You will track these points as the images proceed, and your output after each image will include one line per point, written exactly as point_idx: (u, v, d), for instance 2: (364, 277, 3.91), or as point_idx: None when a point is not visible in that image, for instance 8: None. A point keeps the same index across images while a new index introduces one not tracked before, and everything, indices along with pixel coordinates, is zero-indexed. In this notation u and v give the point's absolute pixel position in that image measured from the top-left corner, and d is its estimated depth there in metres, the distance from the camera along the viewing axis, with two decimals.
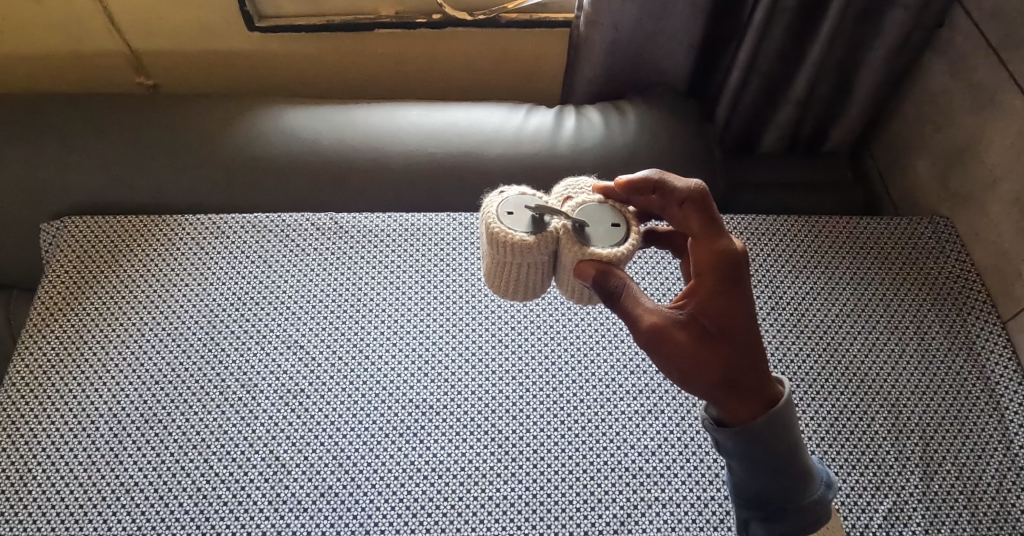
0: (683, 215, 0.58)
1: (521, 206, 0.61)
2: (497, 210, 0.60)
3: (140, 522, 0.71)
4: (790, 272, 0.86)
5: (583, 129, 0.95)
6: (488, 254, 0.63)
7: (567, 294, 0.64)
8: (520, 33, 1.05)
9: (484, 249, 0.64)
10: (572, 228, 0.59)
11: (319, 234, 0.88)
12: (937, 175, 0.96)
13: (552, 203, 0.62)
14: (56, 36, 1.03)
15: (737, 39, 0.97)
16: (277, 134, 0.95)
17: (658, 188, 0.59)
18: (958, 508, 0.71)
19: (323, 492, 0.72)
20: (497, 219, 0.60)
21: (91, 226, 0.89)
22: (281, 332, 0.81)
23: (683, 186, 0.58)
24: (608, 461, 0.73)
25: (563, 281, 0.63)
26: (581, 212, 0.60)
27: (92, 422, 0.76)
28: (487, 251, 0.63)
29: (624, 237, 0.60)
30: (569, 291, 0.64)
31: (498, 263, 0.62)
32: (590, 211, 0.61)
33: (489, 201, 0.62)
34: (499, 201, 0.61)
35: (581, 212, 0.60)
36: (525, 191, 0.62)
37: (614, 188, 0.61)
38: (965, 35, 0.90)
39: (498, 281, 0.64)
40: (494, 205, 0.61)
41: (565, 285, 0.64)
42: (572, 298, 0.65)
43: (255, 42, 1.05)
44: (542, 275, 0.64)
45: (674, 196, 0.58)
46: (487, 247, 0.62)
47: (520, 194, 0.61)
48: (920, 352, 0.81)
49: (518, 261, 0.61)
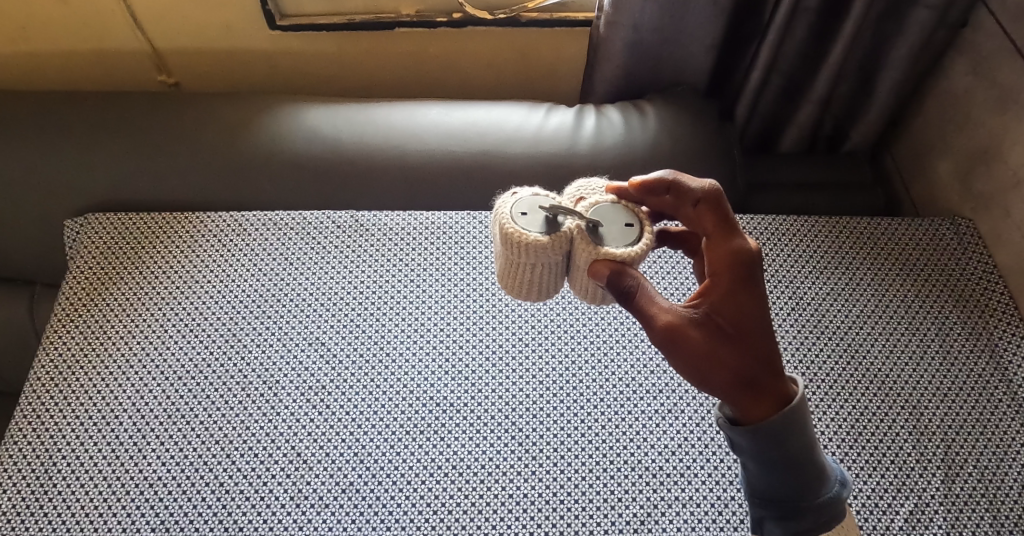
0: (697, 215, 0.59)
1: (535, 206, 0.60)
2: (510, 210, 0.60)
3: (164, 515, 0.71)
4: (809, 272, 0.86)
5: (602, 129, 0.95)
6: (502, 253, 0.63)
7: (580, 293, 0.64)
8: (539, 32, 1.05)
9: (497, 249, 0.64)
10: (586, 228, 0.59)
11: (340, 232, 0.89)
12: (960, 175, 0.95)
13: (565, 203, 0.62)
14: (80, 35, 1.04)
15: (758, 39, 0.96)
16: (298, 131, 0.95)
17: (672, 188, 0.60)
18: (979, 511, 0.71)
19: (344, 488, 0.72)
20: (511, 220, 0.60)
21: (115, 222, 0.90)
22: (302, 329, 0.82)
23: (697, 186, 0.59)
24: (628, 460, 0.73)
25: (577, 282, 0.63)
26: (595, 211, 0.60)
27: (117, 417, 0.77)
28: (500, 251, 0.63)
29: (638, 237, 0.60)
30: (584, 292, 0.64)
31: (511, 262, 0.62)
32: (604, 211, 0.60)
33: (502, 201, 0.62)
34: (512, 202, 0.61)
35: (595, 211, 0.60)
36: (538, 192, 0.62)
37: (627, 189, 0.61)
38: (988, 34, 0.89)
39: (511, 280, 0.64)
40: (507, 206, 0.61)
41: (579, 285, 0.63)
42: (585, 298, 0.64)
43: (277, 42, 1.06)
44: (555, 275, 0.63)
45: (687, 197, 0.59)
46: (500, 247, 0.62)
47: (533, 195, 0.61)
48: (941, 353, 0.80)
49: (531, 260, 0.60)
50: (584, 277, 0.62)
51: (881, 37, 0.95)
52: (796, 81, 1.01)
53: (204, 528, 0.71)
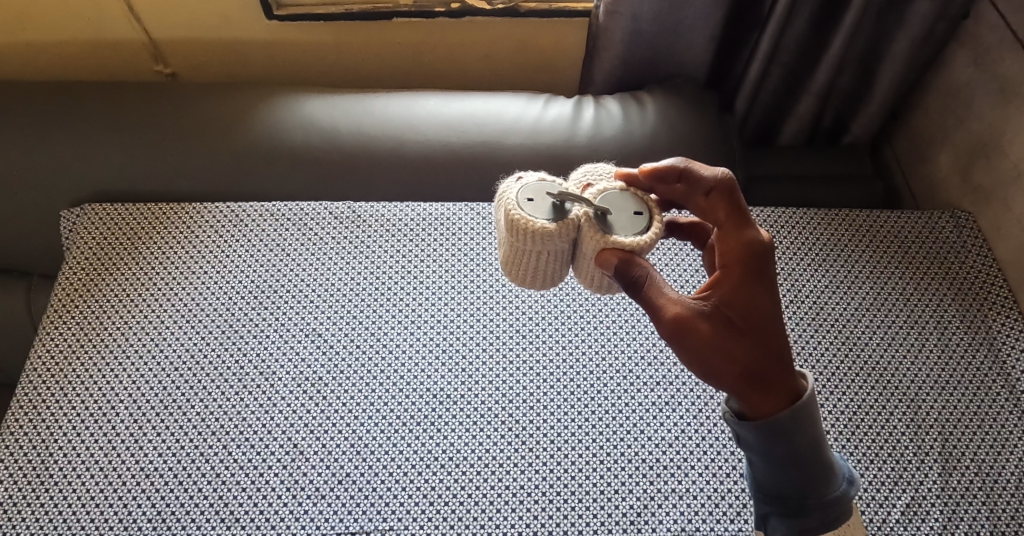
0: (708, 205, 0.59)
1: (542, 192, 0.60)
2: (516, 195, 0.60)
3: (160, 506, 0.71)
4: (810, 265, 0.86)
5: (600, 120, 0.95)
6: (507, 240, 0.62)
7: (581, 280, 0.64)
8: (539, 22, 1.05)
9: (501, 236, 0.64)
10: (594, 215, 0.59)
11: (337, 222, 0.88)
12: (960, 168, 0.95)
13: (572, 190, 0.62)
14: (76, 24, 1.03)
15: (758, 30, 0.96)
16: (296, 121, 0.95)
17: (683, 176, 0.59)
18: (976, 504, 0.71)
19: (341, 479, 0.72)
20: (517, 206, 0.59)
21: (112, 213, 0.90)
22: (298, 320, 0.81)
23: (708, 174, 0.59)
24: (625, 452, 0.73)
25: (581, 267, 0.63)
26: (604, 199, 0.60)
27: (113, 408, 0.77)
28: (505, 238, 0.63)
29: (647, 225, 0.59)
30: (586, 279, 0.63)
31: (516, 250, 0.62)
32: (612, 198, 0.60)
33: (508, 187, 0.62)
34: (519, 187, 0.61)
35: (603, 199, 0.60)
36: (545, 177, 0.62)
37: (638, 175, 0.61)
38: (990, 25, 0.89)
39: (514, 265, 0.64)
40: (514, 192, 0.61)
41: (583, 271, 0.63)
42: (591, 287, 0.64)
43: (274, 32, 1.05)
44: (559, 263, 0.63)
45: (699, 185, 0.59)
46: (505, 233, 0.62)
47: (539, 180, 0.61)
48: (940, 346, 0.80)
49: (535, 247, 0.60)
50: (586, 264, 0.62)
51: (882, 29, 0.94)
52: (796, 73, 1.00)
53: (200, 519, 0.71)
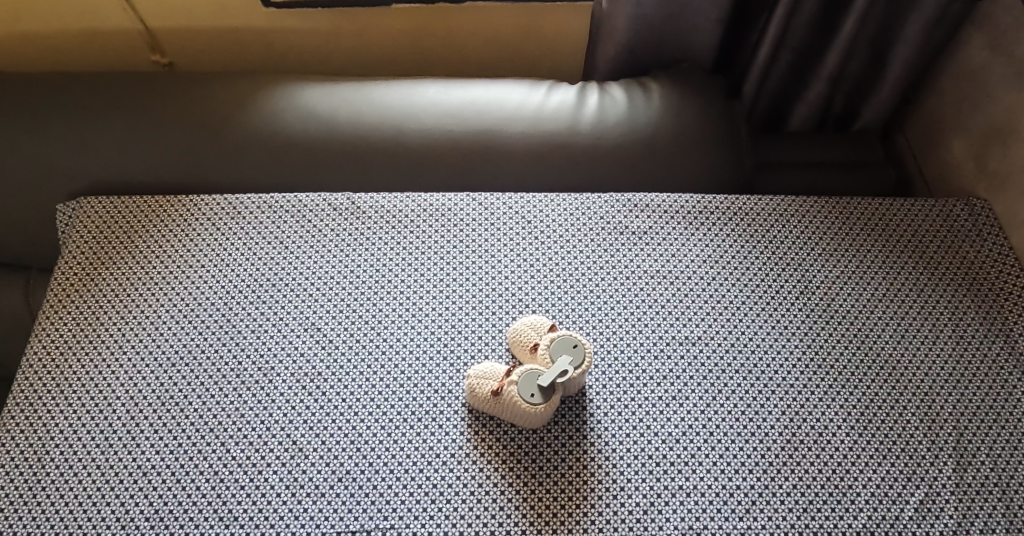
0: None
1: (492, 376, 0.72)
2: (480, 380, 0.72)
3: (158, 505, 0.70)
4: (820, 256, 0.84)
5: (605, 107, 0.93)
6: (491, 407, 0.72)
7: (547, 389, 0.70)
8: (542, 8, 1.03)
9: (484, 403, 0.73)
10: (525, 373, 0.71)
11: (336, 214, 0.87)
12: (975, 153, 0.93)
13: (506, 370, 0.73)
14: (69, 13, 1.02)
15: (766, 14, 0.93)
16: (293, 111, 0.93)
17: None
18: (992, 501, 0.69)
19: (340, 477, 0.71)
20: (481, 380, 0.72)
21: (107, 207, 0.88)
22: (297, 314, 0.80)
23: None
24: (631, 449, 0.72)
25: (546, 365, 0.72)
26: (526, 376, 0.71)
27: (108, 404, 0.75)
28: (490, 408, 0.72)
29: (576, 358, 0.72)
30: (549, 396, 0.70)
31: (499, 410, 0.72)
32: (532, 369, 0.71)
33: (477, 383, 0.72)
34: (480, 378, 0.72)
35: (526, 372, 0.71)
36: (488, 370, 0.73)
37: None
38: (1006, 7, 0.86)
39: (487, 398, 0.72)
40: (480, 380, 0.72)
41: (544, 363, 0.73)
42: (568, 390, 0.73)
43: (272, 20, 1.03)
44: (517, 368, 0.72)
45: None
46: (484, 402, 0.72)
47: (489, 374, 0.72)
48: (955, 337, 0.78)
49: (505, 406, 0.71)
50: (547, 375, 0.70)
51: (894, 10, 0.91)
52: (806, 57, 0.98)
53: (198, 518, 0.70)
